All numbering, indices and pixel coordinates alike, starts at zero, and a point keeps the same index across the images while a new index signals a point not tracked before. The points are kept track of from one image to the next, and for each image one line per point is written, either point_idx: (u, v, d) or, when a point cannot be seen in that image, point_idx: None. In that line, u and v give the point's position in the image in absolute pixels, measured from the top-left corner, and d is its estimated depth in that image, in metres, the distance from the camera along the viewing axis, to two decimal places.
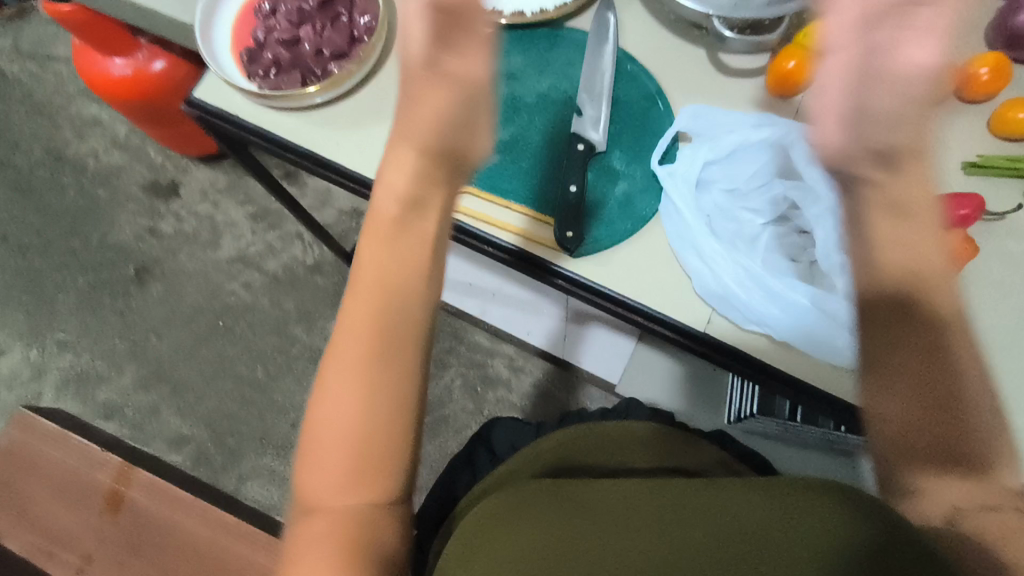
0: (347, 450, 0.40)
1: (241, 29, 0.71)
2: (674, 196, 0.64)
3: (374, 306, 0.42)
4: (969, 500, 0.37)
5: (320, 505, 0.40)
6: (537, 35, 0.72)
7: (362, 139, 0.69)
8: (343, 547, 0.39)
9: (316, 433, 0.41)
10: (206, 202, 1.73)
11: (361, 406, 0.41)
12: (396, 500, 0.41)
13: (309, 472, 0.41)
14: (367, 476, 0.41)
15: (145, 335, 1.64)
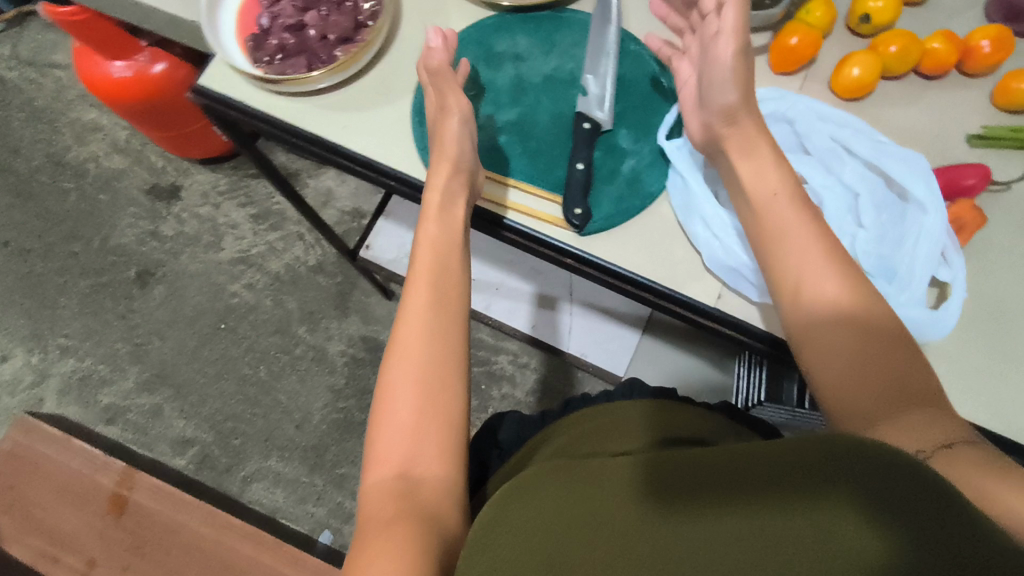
0: (407, 419, 0.52)
1: (245, 18, 0.72)
2: (682, 169, 0.64)
3: (425, 304, 0.57)
4: (926, 442, 0.42)
5: (381, 459, 0.51)
6: (541, 17, 0.72)
7: (367, 122, 0.69)
8: (395, 490, 0.49)
9: (383, 408, 0.53)
10: (208, 204, 1.73)
11: (418, 379, 0.53)
12: (443, 459, 0.52)
13: (383, 443, 0.52)
14: (422, 437, 0.51)
15: (147, 338, 1.64)
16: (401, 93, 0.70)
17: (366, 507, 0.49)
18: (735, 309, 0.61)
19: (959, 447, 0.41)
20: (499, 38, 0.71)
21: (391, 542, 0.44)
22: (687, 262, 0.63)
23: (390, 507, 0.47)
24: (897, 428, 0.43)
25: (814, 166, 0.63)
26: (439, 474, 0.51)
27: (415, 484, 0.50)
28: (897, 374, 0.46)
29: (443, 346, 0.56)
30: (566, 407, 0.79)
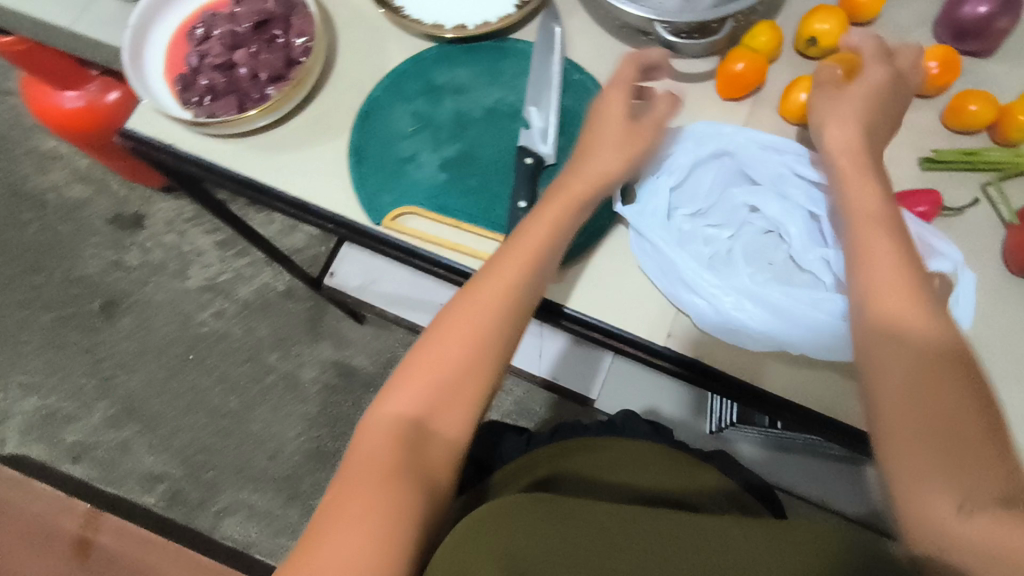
0: (441, 378, 0.50)
1: (173, 55, 0.68)
2: (644, 230, 0.62)
3: (509, 280, 0.53)
4: (976, 495, 0.39)
5: (405, 396, 0.50)
6: (480, 48, 0.70)
7: (303, 164, 0.66)
8: (404, 441, 0.48)
9: (426, 354, 0.51)
10: (173, 231, 1.69)
11: (467, 350, 0.51)
12: (459, 435, 0.50)
13: (409, 382, 0.50)
14: (455, 398, 0.50)
15: (114, 371, 1.59)
16: (340, 131, 0.67)
17: (364, 434, 0.49)
18: (686, 348, 0.61)
19: (1015, 512, 0.38)
20: (439, 71, 0.69)
21: (377, 492, 0.45)
22: (634, 299, 0.62)
23: (389, 455, 0.47)
24: (933, 474, 0.40)
25: (769, 198, 0.63)
26: (445, 450, 0.49)
27: (423, 442, 0.49)
28: (962, 413, 0.41)
29: (500, 331, 0.52)
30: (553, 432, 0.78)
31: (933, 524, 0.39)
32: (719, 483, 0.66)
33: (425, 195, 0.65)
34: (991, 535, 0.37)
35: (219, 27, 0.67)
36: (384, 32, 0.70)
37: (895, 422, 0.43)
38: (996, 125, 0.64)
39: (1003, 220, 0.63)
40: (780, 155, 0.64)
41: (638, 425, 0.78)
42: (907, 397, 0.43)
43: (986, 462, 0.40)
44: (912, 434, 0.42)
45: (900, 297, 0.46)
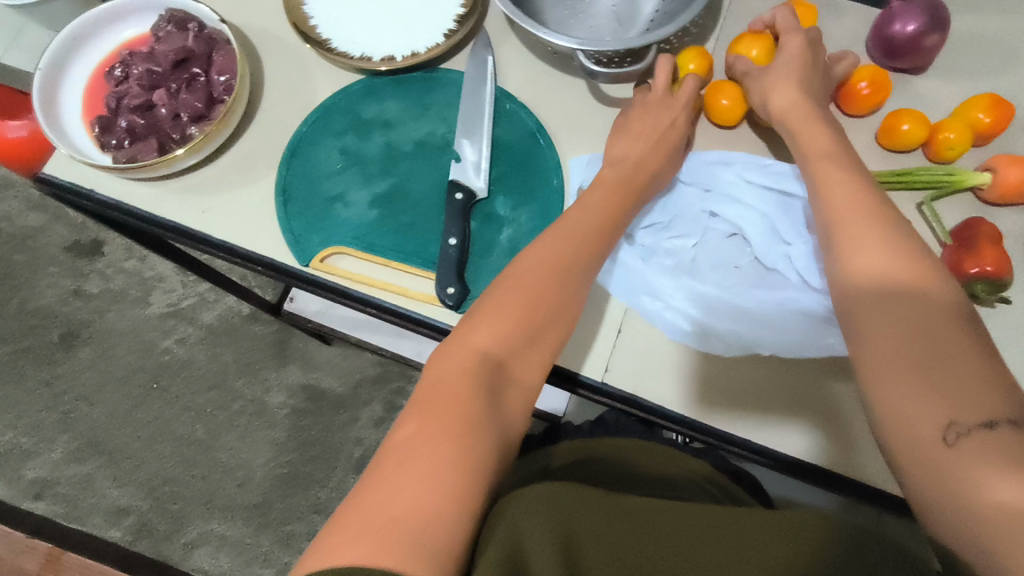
0: (521, 321, 0.50)
1: (91, 96, 0.66)
2: (616, 251, 0.61)
3: (580, 234, 0.55)
4: (966, 413, 0.38)
5: (487, 331, 0.49)
6: (410, 79, 0.68)
7: (229, 206, 0.65)
8: (482, 376, 0.47)
9: (498, 295, 0.51)
10: (133, 257, 1.64)
11: (542, 299, 0.51)
12: (532, 382, 0.50)
13: (484, 324, 0.50)
14: (524, 347, 0.50)
15: (75, 404, 1.55)
16: (267, 170, 0.66)
17: (431, 378, 0.48)
18: (621, 382, 0.59)
19: (1002, 429, 0.38)
20: (367, 104, 0.68)
21: (459, 415, 0.45)
22: (573, 333, 0.60)
23: (467, 385, 0.47)
24: (926, 399, 0.40)
25: (729, 203, 0.62)
26: (517, 392, 0.49)
27: (498, 387, 0.48)
28: (949, 335, 0.41)
29: (572, 284, 0.53)
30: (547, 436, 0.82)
31: (919, 447, 0.39)
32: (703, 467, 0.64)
33: (355, 233, 0.64)
34: (980, 458, 0.37)
35: (137, 67, 0.65)
36: (313, 64, 0.69)
37: (884, 348, 0.42)
38: (929, 143, 0.64)
39: (938, 240, 0.63)
40: (724, 168, 0.63)
41: (632, 425, 0.77)
42: (898, 326, 0.42)
43: (982, 386, 0.39)
44: (899, 357, 0.41)
45: (880, 254, 0.45)
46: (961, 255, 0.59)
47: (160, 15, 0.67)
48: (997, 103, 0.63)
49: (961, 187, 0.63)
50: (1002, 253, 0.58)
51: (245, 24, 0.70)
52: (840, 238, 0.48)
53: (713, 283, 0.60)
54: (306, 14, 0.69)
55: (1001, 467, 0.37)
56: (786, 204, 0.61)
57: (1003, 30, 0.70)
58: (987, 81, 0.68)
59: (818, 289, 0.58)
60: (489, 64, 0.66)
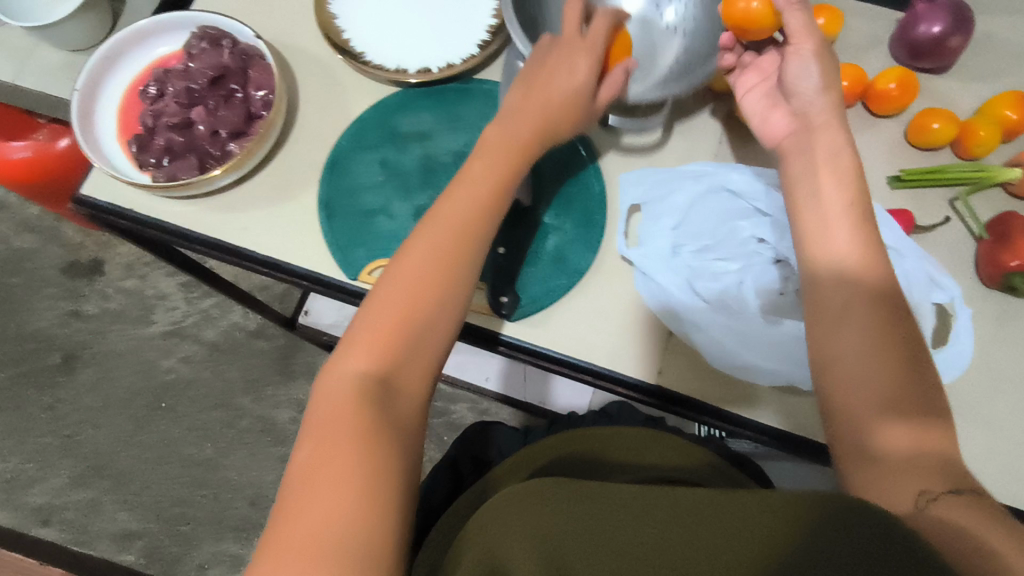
0: (400, 329, 0.45)
1: (127, 115, 0.66)
2: (652, 271, 0.61)
3: (468, 210, 0.49)
4: (935, 483, 0.39)
5: (361, 351, 0.45)
6: (442, 91, 0.69)
7: (270, 221, 0.64)
8: (366, 396, 0.43)
9: (379, 307, 0.46)
10: (133, 276, 1.47)
11: (422, 297, 0.46)
12: (426, 380, 0.46)
13: (367, 326, 0.46)
14: (419, 340, 0.46)
15: (78, 428, 1.39)
16: (307, 186, 0.65)
17: (323, 400, 0.43)
18: (677, 384, 0.59)
19: (966, 495, 0.38)
20: (403, 117, 0.68)
21: (346, 446, 0.40)
22: (622, 339, 0.61)
23: (353, 410, 0.42)
24: (904, 469, 0.41)
25: (780, 230, 0.61)
26: (414, 398, 0.45)
27: (392, 393, 0.44)
28: (904, 380, 0.43)
29: (453, 271, 0.48)
30: (550, 425, 0.76)
31: (894, 506, 0.39)
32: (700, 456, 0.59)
33: (400, 245, 0.63)
34: (950, 515, 0.37)
35: (172, 85, 0.65)
36: (346, 79, 0.69)
37: (858, 395, 0.44)
38: (959, 140, 0.66)
39: (973, 234, 0.64)
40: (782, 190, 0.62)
41: (633, 414, 0.74)
42: (872, 362, 0.44)
43: (944, 455, 0.41)
44: (881, 410, 0.43)
45: (847, 240, 0.49)
46: (998, 250, 0.61)
47: (193, 32, 0.67)
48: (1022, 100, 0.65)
49: (993, 182, 0.65)
50: None
51: (278, 40, 0.70)
52: (823, 220, 0.50)
53: (753, 312, 0.59)
54: (338, 27, 0.69)
55: (975, 526, 0.35)
56: None
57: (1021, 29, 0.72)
58: (1008, 79, 0.70)
59: None
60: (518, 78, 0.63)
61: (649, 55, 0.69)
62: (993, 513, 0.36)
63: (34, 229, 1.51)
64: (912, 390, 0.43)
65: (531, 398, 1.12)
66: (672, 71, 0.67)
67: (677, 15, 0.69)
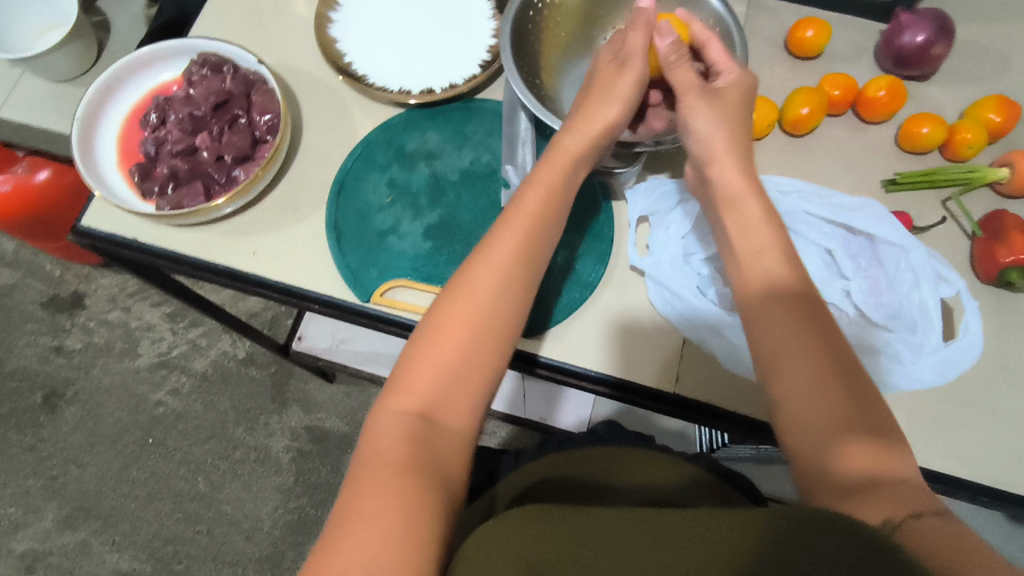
0: (445, 367, 0.45)
1: (129, 145, 0.65)
2: (665, 280, 0.62)
3: (509, 248, 0.49)
4: (898, 508, 0.37)
5: (408, 389, 0.45)
6: (447, 111, 0.69)
7: (279, 245, 0.64)
8: (411, 436, 0.43)
9: (426, 343, 0.46)
10: (117, 308, 1.43)
11: (465, 336, 0.46)
12: (472, 423, 0.46)
13: (417, 365, 0.46)
14: (466, 378, 0.46)
15: (63, 468, 1.32)
16: (316, 208, 0.65)
17: (372, 439, 0.44)
18: (695, 391, 0.60)
19: (929, 518, 0.36)
20: (409, 137, 0.68)
21: (391, 479, 0.40)
22: (639, 349, 0.61)
23: (399, 448, 0.42)
24: (868, 497, 0.38)
25: None
26: (457, 441, 0.45)
27: (436, 434, 0.44)
28: (853, 403, 0.42)
29: (498, 310, 0.48)
30: (541, 447, 0.74)
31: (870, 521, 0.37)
32: (685, 471, 0.60)
33: (411, 265, 0.63)
34: (923, 537, 0.35)
35: (174, 112, 0.64)
36: (350, 101, 0.69)
37: (813, 423, 0.42)
38: (948, 143, 0.68)
39: (967, 233, 0.67)
40: (784, 197, 0.65)
41: (626, 436, 0.75)
42: (820, 390, 0.43)
43: (904, 479, 0.39)
44: (839, 434, 0.41)
45: (781, 261, 0.48)
46: (994, 246, 0.63)
47: (193, 60, 0.66)
48: (1005, 103, 0.67)
49: (982, 183, 0.67)
50: None
51: (280, 66, 0.71)
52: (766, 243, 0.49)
53: None
54: (340, 50, 0.70)
55: (947, 550, 0.33)
56: (847, 242, 0.63)
57: (997, 36, 0.75)
58: (989, 84, 0.73)
59: (877, 326, 0.59)
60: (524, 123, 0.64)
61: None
62: (960, 538, 0.34)
63: (11, 265, 1.45)
64: (866, 415, 0.41)
65: (531, 415, 1.11)
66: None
67: None
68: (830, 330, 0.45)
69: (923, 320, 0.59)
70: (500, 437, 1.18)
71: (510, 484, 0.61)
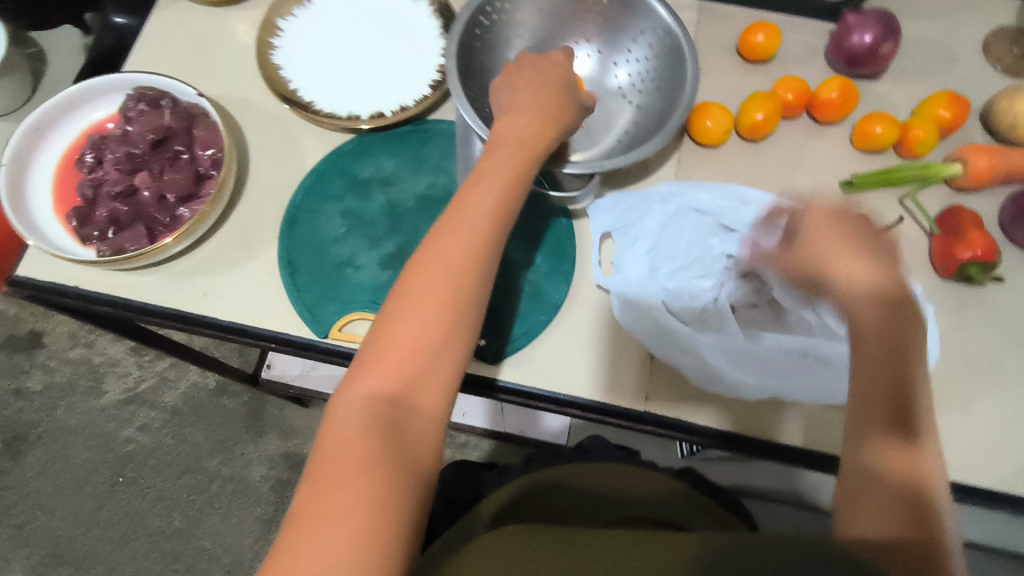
0: (418, 347, 0.43)
1: (65, 188, 0.62)
2: (633, 295, 0.61)
3: (481, 224, 0.46)
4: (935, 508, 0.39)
5: (378, 369, 0.42)
6: (400, 135, 0.67)
7: (232, 284, 0.61)
8: (378, 424, 0.40)
9: (397, 320, 0.43)
10: (79, 344, 1.37)
11: (439, 314, 0.43)
12: (443, 408, 0.43)
13: (385, 349, 0.43)
14: (437, 361, 0.43)
15: (29, 515, 1.26)
16: (268, 242, 0.63)
17: (336, 426, 0.41)
18: (667, 408, 0.59)
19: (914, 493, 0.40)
20: (362, 164, 0.66)
21: (355, 479, 0.38)
22: (608, 366, 0.60)
23: (366, 436, 0.40)
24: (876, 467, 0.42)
25: (746, 243, 0.62)
26: (428, 426, 0.42)
27: (405, 420, 0.41)
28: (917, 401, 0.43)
29: (470, 286, 0.45)
30: (525, 463, 0.68)
31: (860, 498, 0.41)
32: (660, 484, 0.60)
33: (370, 296, 0.61)
34: (893, 512, 0.39)
35: (111, 151, 0.62)
36: (299, 129, 0.67)
37: (874, 394, 0.44)
38: (901, 142, 0.68)
39: (925, 230, 0.67)
40: (746, 208, 0.63)
41: (610, 450, 0.69)
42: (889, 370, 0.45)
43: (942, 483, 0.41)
44: (890, 425, 0.43)
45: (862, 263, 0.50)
46: (952, 242, 0.63)
47: (129, 93, 0.64)
48: (954, 99, 0.68)
49: (938, 178, 0.67)
50: (987, 236, 0.62)
51: (223, 97, 0.68)
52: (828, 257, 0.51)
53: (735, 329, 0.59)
54: (284, 77, 0.67)
55: (898, 521, 0.39)
56: None
57: (942, 31, 0.76)
58: (936, 79, 0.74)
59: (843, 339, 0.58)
60: (479, 144, 0.61)
61: (604, 124, 0.69)
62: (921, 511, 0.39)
63: None
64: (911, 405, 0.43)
65: (511, 429, 1.10)
66: (621, 143, 0.67)
67: (629, 80, 0.69)
68: (912, 329, 0.47)
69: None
70: (483, 452, 1.17)
71: (491, 501, 0.58)
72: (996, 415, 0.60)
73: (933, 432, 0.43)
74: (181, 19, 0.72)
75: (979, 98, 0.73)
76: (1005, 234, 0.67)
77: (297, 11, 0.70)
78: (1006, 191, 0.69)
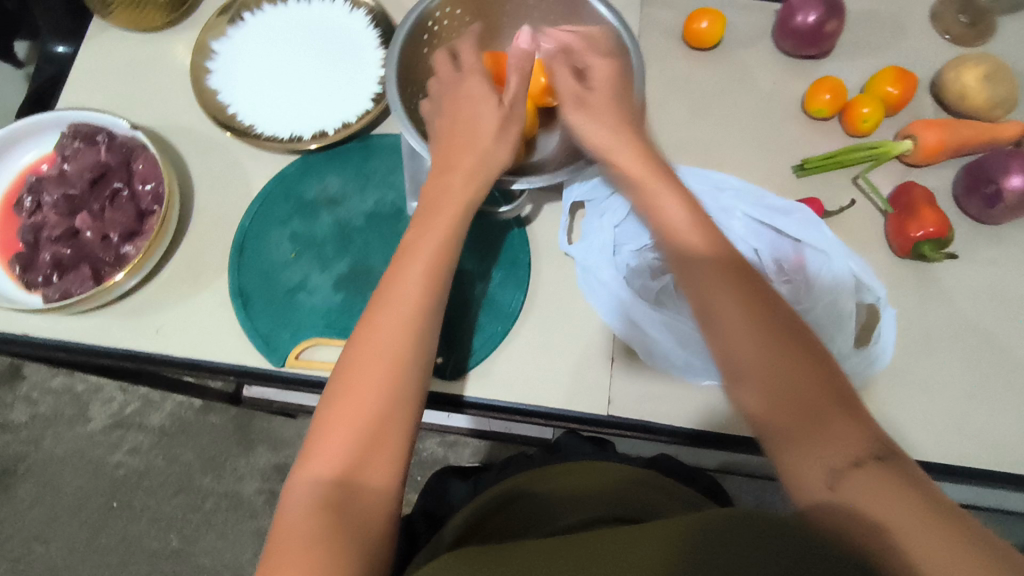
0: (357, 430, 0.42)
1: (7, 235, 0.61)
2: (592, 264, 0.63)
3: (410, 297, 0.46)
4: (841, 457, 0.37)
5: (324, 458, 0.42)
6: (347, 152, 0.67)
7: (185, 318, 0.61)
8: (325, 511, 0.40)
9: (336, 406, 0.43)
10: (60, 373, 1.36)
11: (378, 396, 0.43)
12: (393, 488, 0.43)
13: (328, 438, 0.42)
14: (378, 441, 0.43)
15: (26, 547, 1.26)
16: (218, 274, 0.62)
17: (288, 517, 0.41)
18: (630, 411, 0.59)
19: (875, 467, 0.36)
20: (308, 185, 0.65)
21: (304, 557, 0.38)
22: (571, 371, 0.60)
23: (313, 524, 0.40)
24: (808, 449, 0.38)
25: None
26: (379, 507, 0.42)
27: (354, 507, 0.41)
28: (802, 358, 0.40)
29: (405, 365, 0.45)
30: (497, 470, 0.68)
31: (811, 502, 0.37)
32: (625, 474, 0.59)
33: (325, 321, 0.60)
34: (862, 499, 0.35)
35: (48, 193, 0.60)
36: (243, 154, 0.66)
37: (752, 377, 0.41)
38: (847, 121, 0.68)
39: (880, 210, 0.67)
40: (719, 194, 0.64)
41: (582, 446, 0.68)
42: (774, 366, 0.40)
43: (845, 423, 0.38)
44: (768, 382, 0.40)
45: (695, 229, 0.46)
46: (905, 221, 0.63)
47: (64, 130, 0.62)
48: (902, 74, 0.67)
49: (889, 157, 0.67)
50: (940, 213, 0.62)
51: (162, 126, 0.67)
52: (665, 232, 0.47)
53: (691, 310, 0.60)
54: (223, 102, 0.66)
55: (880, 509, 0.34)
56: (773, 241, 0.62)
57: (888, 5, 0.76)
58: (886, 54, 0.73)
59: None
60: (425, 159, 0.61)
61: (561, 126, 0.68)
62: (899, 489, 0.35)
63: None
64: (818, 372, 0.40)
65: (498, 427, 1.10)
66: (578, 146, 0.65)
67: None
68: (789, 311, 0.42)
69: (841, 325, 0.59)
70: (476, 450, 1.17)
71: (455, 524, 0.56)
72: (962, 389, 0.60)
73: (831, 371, 0.40)
74: (116, 47, 0.71)
75: (930, 69, 0.73)
76: (958, 208, 0.67)
77: (232, 32, 0.69)
78: (960, 163, 0.69)
